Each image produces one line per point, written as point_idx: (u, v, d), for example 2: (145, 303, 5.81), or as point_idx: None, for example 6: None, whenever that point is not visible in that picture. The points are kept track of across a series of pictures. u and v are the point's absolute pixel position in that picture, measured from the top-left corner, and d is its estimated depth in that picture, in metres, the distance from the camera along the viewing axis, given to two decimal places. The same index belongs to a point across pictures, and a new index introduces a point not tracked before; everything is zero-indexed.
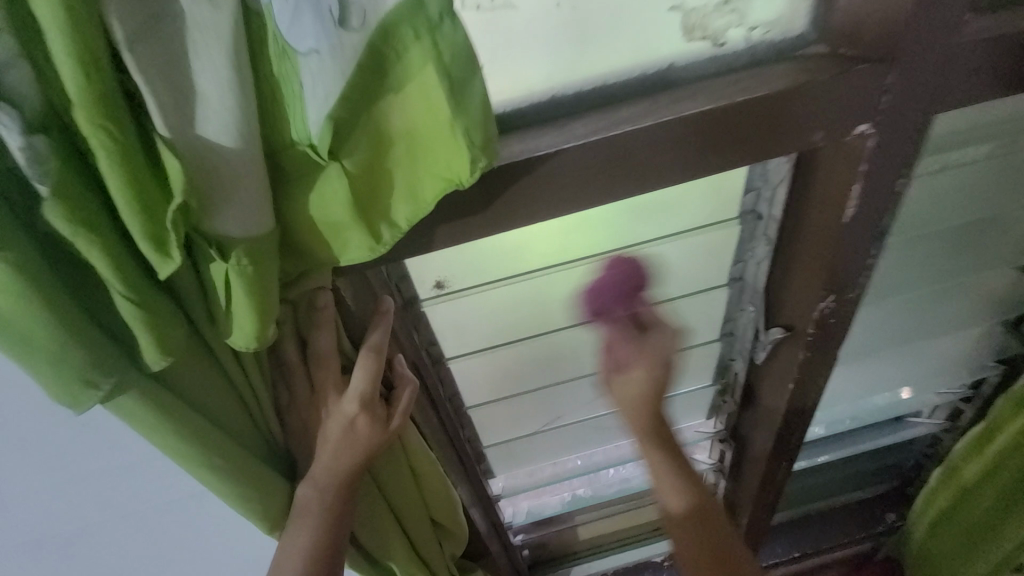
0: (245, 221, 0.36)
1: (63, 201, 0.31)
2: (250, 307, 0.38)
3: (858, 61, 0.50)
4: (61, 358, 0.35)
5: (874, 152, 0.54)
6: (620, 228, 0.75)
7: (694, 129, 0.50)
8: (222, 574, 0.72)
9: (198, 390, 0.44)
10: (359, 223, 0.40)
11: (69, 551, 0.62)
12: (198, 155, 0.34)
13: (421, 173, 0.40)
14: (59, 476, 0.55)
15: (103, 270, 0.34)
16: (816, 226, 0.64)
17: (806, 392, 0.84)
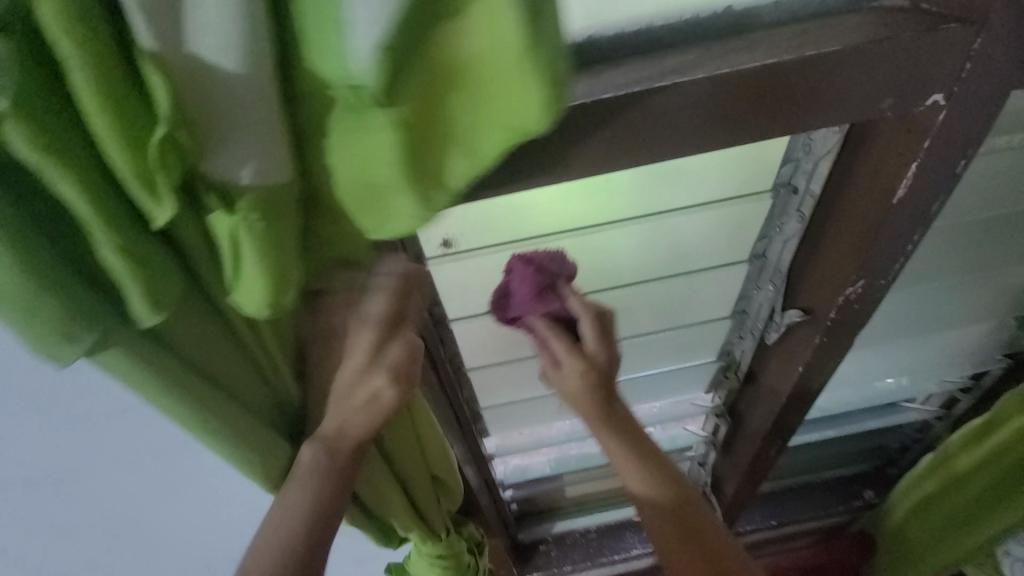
0: (253, 167, 0.29)
1: (25, 117, 0.24)
2: (265, 267, 0.31)
3: (945, 19, 0.44)
4: (31, 308, 0.28)
5: (942, 126, 0.49)
6: (643, 195, 0.71)
7: (752, 86, 0.44)
8: (215, 523, 0.71)
9: (202, 352, 0.39)
10: (407, 184, 0.30)
11: (59, 493, 0.61)
12: (190, 75, 0.26)
13: (481, 121, 0.30)
14: (44, 422, 0.52)
15: (83, 211, 0.27)
16: (859, 207, 0.59)
17: (813, 377, 0.81)
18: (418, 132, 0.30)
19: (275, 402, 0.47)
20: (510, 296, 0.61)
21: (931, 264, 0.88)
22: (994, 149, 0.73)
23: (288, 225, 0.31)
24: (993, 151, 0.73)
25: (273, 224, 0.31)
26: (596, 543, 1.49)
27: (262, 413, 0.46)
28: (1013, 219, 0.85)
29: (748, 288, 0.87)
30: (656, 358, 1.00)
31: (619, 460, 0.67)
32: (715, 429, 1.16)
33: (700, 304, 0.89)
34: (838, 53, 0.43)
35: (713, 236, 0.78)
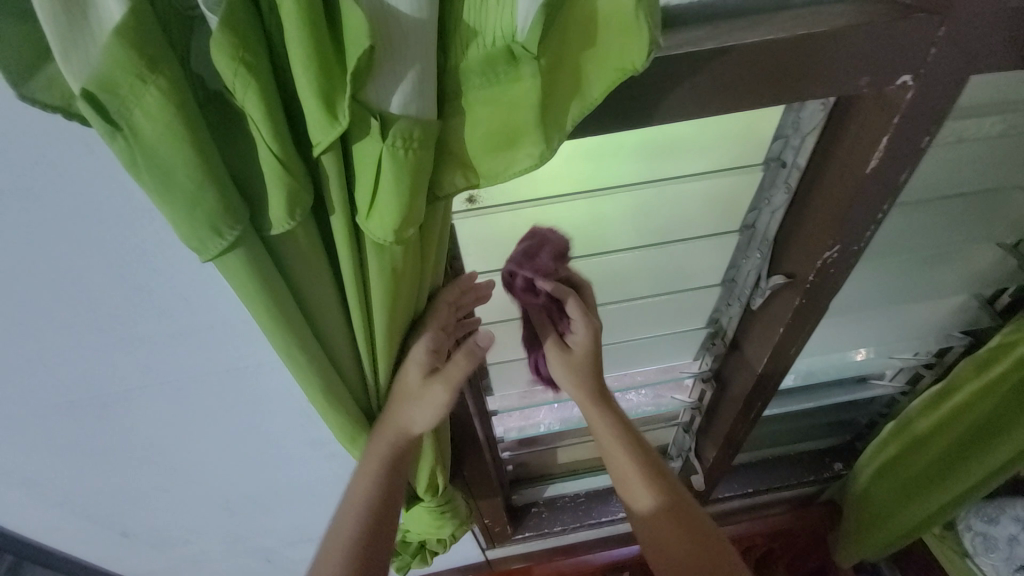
0: (411, 101, 0.37)
1: (233, 38, 0.32)
2: (401, 193, 0.39)
3: (915, 10, 0.52)
4: (197, 201, 0.36)
5: (911, 105, 0.56)
6: (643, 162, 0.79)
7: (752, 58, 0.51)
8: (255, 432, 0.83)
9: (293, 260, 0.46)
10: (540, 131, 0.41)
11: (124, 396, 0.71)
12: (381, 19, 0.35)
13: (595, 66, 0.41)
14: (122, 330, 0.62)
15: (259, 119, 0.35)
16: (837, 177, 0.68)
17: (792, 341, 0.90)
18: (558, 79, 0.41)
19: (347, 325, 0.54)
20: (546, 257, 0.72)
21: (886, 241, 1.01)
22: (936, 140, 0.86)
23: (428, 156, 0.39)
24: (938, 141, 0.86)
25: (421, 153, 0.39)
26: (585, 504, 1.57)
27: (316, 329, 0.53)
28: (959, 203, 0.98)
29: (738, 257, 0.95)
30: (651, 323, 1.09)
31: (615, 461, 0.77)
32: (702, 395, 1.25)
33: (692, 270, 0.98)
34: (830, 34, 0.51)
35: (709, 206, 0.86)
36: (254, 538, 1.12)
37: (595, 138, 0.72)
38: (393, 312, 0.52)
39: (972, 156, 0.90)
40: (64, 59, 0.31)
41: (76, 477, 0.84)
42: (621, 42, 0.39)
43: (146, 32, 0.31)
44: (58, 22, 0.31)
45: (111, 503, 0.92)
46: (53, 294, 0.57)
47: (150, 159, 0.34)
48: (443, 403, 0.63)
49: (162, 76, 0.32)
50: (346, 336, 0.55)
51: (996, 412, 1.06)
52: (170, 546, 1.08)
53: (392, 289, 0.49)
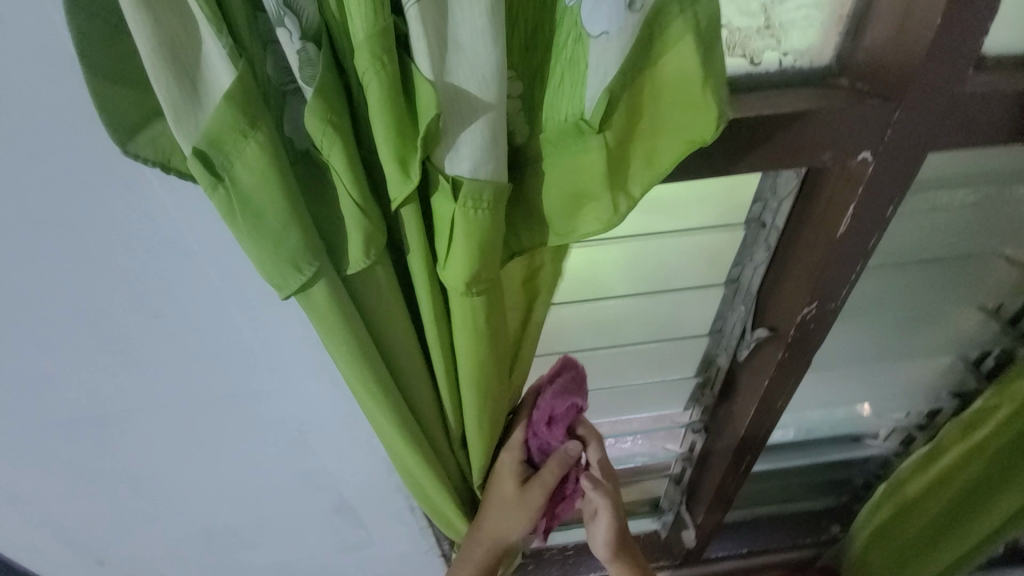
0: (481, 164, 0.35)
1: (326, 103, 0.32)
2: (468, 252, 0.38)
3: (873, 95, 0.58)
4: (280, 241, 0.35)
5: (873, 177, 0.62)
6: (635, 217, 0.85)
7: (725, 132, 0.57)
8: (245, 463, 0.84)
9: (374, 304, 0.44)
10: (608, 195, 0.38)
11: (127, 419, 0.73)
12: (450, 89, 0.33)
13: (665, 139, 0.36)
14: (133, 355, 0.65)
15: (345, 172, 0.33)
16: (812, 238, 0.73)
17: (777, 394, 0.92)
18: (625, 149, 0.37)
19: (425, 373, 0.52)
20: (574, 398, 0.63)
21: (866, 302, 1.05)
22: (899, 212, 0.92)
23: (500, 216, 0.37)
24: (908, 209, 0.92)
25: (490, 211, 0.37)
26: (573, 558, 1.53)
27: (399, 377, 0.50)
28: (936, 268, 1.02)
29: (723, 309, 0.98)
30: (645, 370, 1.12)
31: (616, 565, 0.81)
32: (692, 445, 1.25)
33: (682, 320, 1.01)
34: (811, 115, 0.57)
35: (697, 259, 0.91)
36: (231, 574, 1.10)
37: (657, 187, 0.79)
38: (484, 365, 0.49)
39: (942, 225, 0.96)
40: (174, 120, 0.32)
41: (70, 498, 0.84)
42: (689, 114, 0.35)
43: (249, 94, 0.32)
44: (170, 89, 0.31)
45: (98, 527, 0.91)
46: (84, 316, 0.60)
47: (244, 208, 0.33)
48: (530, 516, 0.64)
49: (260, 132, 0.32)
50: (424, 381, 0.52)
51: (980, 477, 1.06)
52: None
53: (479, 339, 0.46)
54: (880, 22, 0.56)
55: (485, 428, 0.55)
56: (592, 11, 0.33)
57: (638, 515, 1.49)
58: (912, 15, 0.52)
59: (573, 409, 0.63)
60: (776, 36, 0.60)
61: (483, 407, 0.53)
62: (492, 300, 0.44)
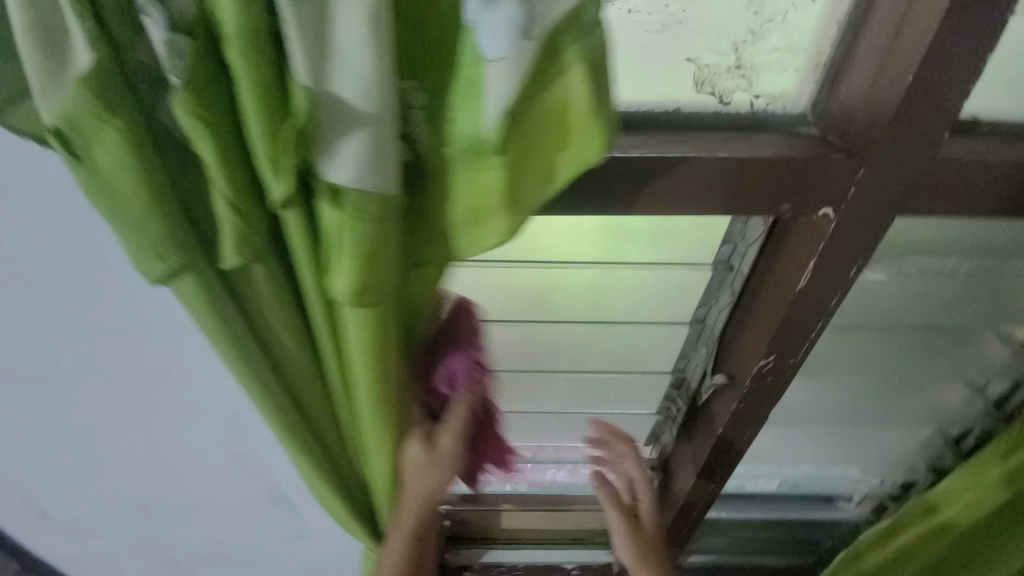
0: (366, 172, 0.33)
1: (195, 94, 0.30)
2: (355, 264, 0.37)
3: (837, 149, 0.55)
4: (141, 228, 0.34)
5: (835, 233, 0.59)
6: (603, 244, 0.82)
7: (677, 170, 0.55)
8: (180, 440, 0.83)
9: (261, 301, 0.42)
10: (508, 212, 0.38)
11: (57, 381, 0.72)
12: (329, 92, 0.31)
13: (559, 161, 0.37)
14: (64, 320, 0.64)
15: (217, 170, 0.32)
16: (774, 287, 0.70)
17: (733, 443, 0.88)
18: (525, 169, 0.37)
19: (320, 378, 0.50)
20: (472, 347, 0.56)
21: (839, 359, 1.00)
22: (892, 271, 0.87)
23: (385, 230, 0.36)
24: (898, 272, 0.87)
25: (375, 225, 0.35)
26: None
27: (288, 380, 0.48)
28: (924, 336, 0.97)
29: (687, 348, 0.95)
30: (605, 399, 1.10)
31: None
32: None
33: (646, 354, 0.99)
34: (769, 162, 0.55)
35: (664, 294, 0.88)
36: (167, 544, 1.10)
37: (623, 216, 0.76)
38: (385, 380, 0.47)
39: (931, 294, 0.91)
40: (41, 101, 0.29)
41: (4, 452, 0.84)
42: (583, 141, 0.36)
43: (111, 80, 0.30)
44: (37, 70, 0.29)
45: (34, 482, 0.91)
46: (14, 275, 0.59)
47: (102, 189, 0.32)
48: (448, 476, 0.56)
49: (122, 118, 0.31)
50: (319, 387, 0.50)
51: (941, 558, 1.01)
52: (83, 538, 1.06)
53: (373, 351, 0.44)
54: (859, 74, 0.53)
55: (389, 445, 0.53)
56: (488, 35, 0.30)
57: (594, 545, 1.51)
58: (888, 68, 0.49)
59: (471, 363, 0.56)
60: (748, 77, 0.58)
61: (379, 424, 0.51)
62: (384, 318, 0.43)
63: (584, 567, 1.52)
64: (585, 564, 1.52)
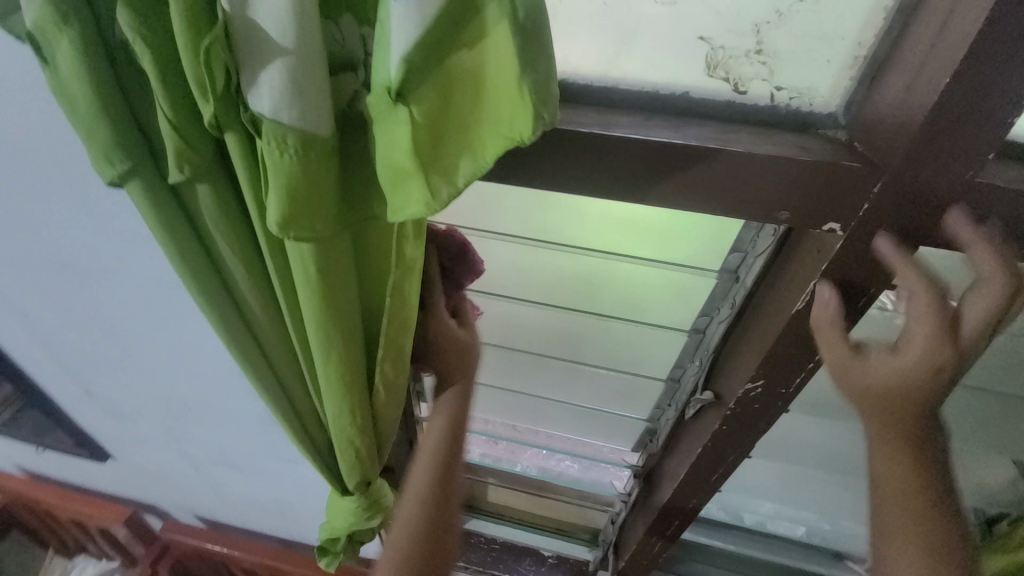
0: (280, 106, 0.39)
1: (137, 14, 0.38)
2: (280, 193, 0.41)
3: (857, 158, 0.48)
4: (93, 130, 0.42)
5: (839, 254, 0.53)
6: (605, 232, 0.79)
7: (660, 158, 0.51)
8: (185, 351, 0.91)
9: (204, 214, 0.49)
10: (420, 175, 0.40)
11: (82, 278, 0.80)
12: (249, 31, 0.37)
13: (486, 128, 0.40)
14: (83, 221, 0.70)
15: (159, 93, 0.40)
16: (773, 305, 0.63)
17: (715, 465, 0.84)
18: (445, 132, 0.40)
19: (265, 300, 0.56)
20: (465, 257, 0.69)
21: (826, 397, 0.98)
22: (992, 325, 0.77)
23: (308, 167, 0.41)
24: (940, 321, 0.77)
25: (295, 158, 0.41)
26: (495, 554, 1.46)
27: (235, 292, 0.56)
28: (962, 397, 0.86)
29: (684, 359, 0.90)
30: (597, 394, 1.07)
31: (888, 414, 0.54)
32: (632, 487, 1.15)
33: (642, 357, 0.95)
34: (781, 161, 0.49)
35: (664, 296, 0.84)
36: (183, 441, 1.24)
37: (631, 204, 0.72)
38: (325, 308, 0.53)
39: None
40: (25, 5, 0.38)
41: (49, 334, 0.96)
42: (501, 104, 0.39)
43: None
44: None
45: (75, 364, 1.03)
46: (37, 172, 0.65)
47: (62, 90, 0.41)
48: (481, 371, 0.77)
49: (74, 29, 0.39)
50: (262, 308, 0.57)
51: None
52: (118, 419, 1.21)
53: (311, 275, 0.50)
54: (902, 72, 0.45)
55: (335, 375, 0.59)
56: None
57: (575, 539, 1.49)
58: (924, 72, 0.42)
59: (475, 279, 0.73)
60: (770, 64, 0.52)
61: (325, 351, 0.56)
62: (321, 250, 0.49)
63: (561, 557, 1.46)
64: (562, 555, 1.46)
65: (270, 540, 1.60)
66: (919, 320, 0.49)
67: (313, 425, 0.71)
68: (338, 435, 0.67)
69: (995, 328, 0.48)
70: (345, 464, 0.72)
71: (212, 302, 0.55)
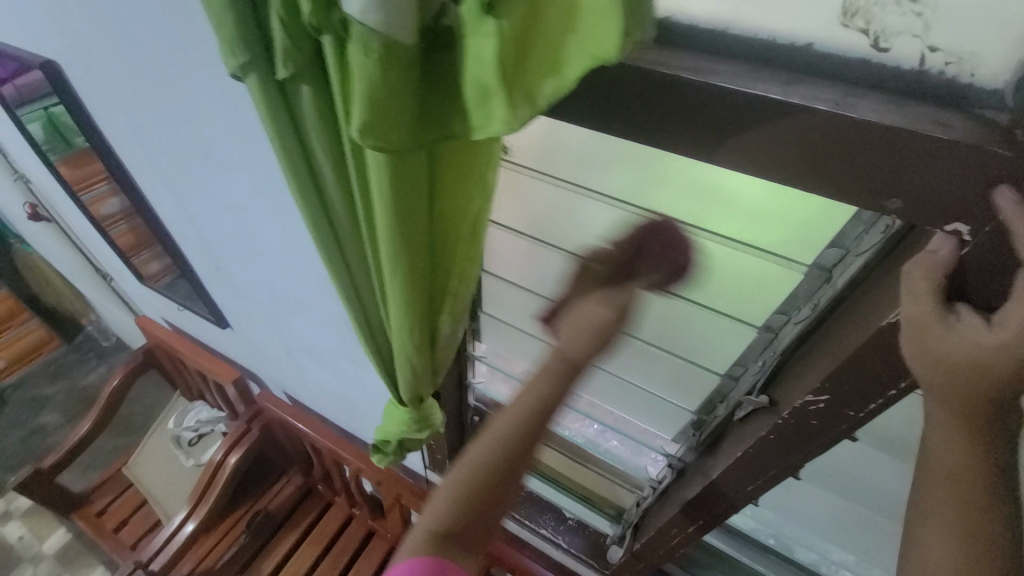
0: (371, 10, 0.37)
1: None
2: (366, 100, 0.40)
3: (1016, 144, 0.38)
4: (223, 21, 0.44)
5: (964, 261, 0.43)
6: (691, 202, 0.73)
7: (760, 117, 0.44)
8: (290, 246, 1.04)
9: (308, 116, 0.50)
10: (501, 92, 0.38)
11: (223, 167, 0.94)
12: None
13: (572, 47, 0.37)
14: (226, 115, 0.81)
15: None
16: (862, 315, 0.54)
17: (753, 474, 0.77)
18: (529, 50, 0.38)
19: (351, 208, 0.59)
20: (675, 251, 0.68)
21: (894, 432, 0.86)
22: None
23: (393, 77, 0.40)
24: None
25: (379, 66, 0.39)
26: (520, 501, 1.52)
27: (324, 196, 0.59)
28: None
29: (747, 358, 0.82)
30: (649, 374, 1.03)
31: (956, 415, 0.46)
32: (664, 476, 1.12)
33: (702, 345, 0.89)
34: (902, 137, 0.40)
35: (741, 284, 0.76)
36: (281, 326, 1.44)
37: (724, 173, 0.66)
38: (398, 227, 0.53)
39: None
40: None
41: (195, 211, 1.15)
42: (592, 24, 0.35)
43: None
44: None
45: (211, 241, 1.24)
46: (199, 67, 0.76)
47: None
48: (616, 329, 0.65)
49: None
50: (349, 214, 0.60)
51: None
52: (235, 296, 1.43)
53: (391, 195, 0.50)
54: None
55: (406, 299, 0.62)
56: None
57: (601, 513, 1.46)
58: None
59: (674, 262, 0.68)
60: (926, 16, 0.41)
61: (398, 272, 0.58)
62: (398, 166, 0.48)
63: (582, 523, 1.48)
64: (582, 521, 1.48)
65: (334, 429, 1.83)
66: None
67: (379, 335, 0.77)
68: (401, 354, 0.71)
69: None
70: (406, 378, 0.77)
71: (307, 203, 0.59)
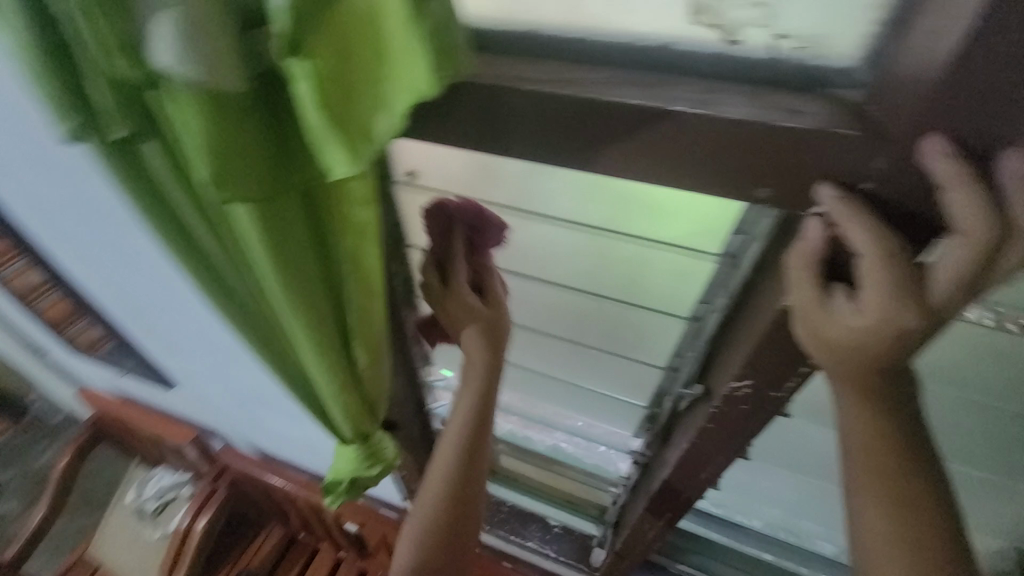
0: (177, 60, 0.34)
1: None
2: (207, 153, 0.38)
3: (856, 123, 0.39)
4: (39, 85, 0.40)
5: (833, 239, 0.44)
6: (601, 209, 0.73)
7: (626, 122, 0.44)
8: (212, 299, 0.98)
9: (163, 174, 0.47)
10: (335, 134, 0.36)
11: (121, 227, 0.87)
12: None
13: (401, 78, 0.36)
14: None
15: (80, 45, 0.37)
16: (765, 298, 0.55)
17: (703, 460, 0.78)
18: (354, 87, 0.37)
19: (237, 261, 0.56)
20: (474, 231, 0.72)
21: None
22: None
23: (231, 126, 0.38)
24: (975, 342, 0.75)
25: (209, 118, 0.37)
26: (502, 517, 1.49)
27: (208, 252, 0.56)
28: None
29: (682, 350, 0.83)
30: (598, 374, 1.05)
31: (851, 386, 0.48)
32: (631, 472, 1.12)
33: (639, 340, 0.90)
34: (755, 129, 0.41)
35: (660, 280, 0.78)
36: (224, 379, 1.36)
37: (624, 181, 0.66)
38: (284, 274, 0.51)
39: None
40: None
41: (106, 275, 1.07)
42: (407, 59, 0.35)
43: None
44: None
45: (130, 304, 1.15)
46: None
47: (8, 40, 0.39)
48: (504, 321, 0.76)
49: None
50: (236, 267, 0.57)
51: None
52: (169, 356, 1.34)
53: (269, 243, 0.48)
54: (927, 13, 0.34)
55: (315, 343, 0.60)
56: None
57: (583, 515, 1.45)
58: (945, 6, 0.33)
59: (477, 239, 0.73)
60: (766, 8, 0.43)
61: (297, 318, 0.56)
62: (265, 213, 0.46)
63: (567, 529, 1.47)
64: (567, 527, 1.47)
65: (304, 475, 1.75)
66: (870, 282, 0.41)
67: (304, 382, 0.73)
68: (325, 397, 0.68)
69: (970, 288, 0.40)
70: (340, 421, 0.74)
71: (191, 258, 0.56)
